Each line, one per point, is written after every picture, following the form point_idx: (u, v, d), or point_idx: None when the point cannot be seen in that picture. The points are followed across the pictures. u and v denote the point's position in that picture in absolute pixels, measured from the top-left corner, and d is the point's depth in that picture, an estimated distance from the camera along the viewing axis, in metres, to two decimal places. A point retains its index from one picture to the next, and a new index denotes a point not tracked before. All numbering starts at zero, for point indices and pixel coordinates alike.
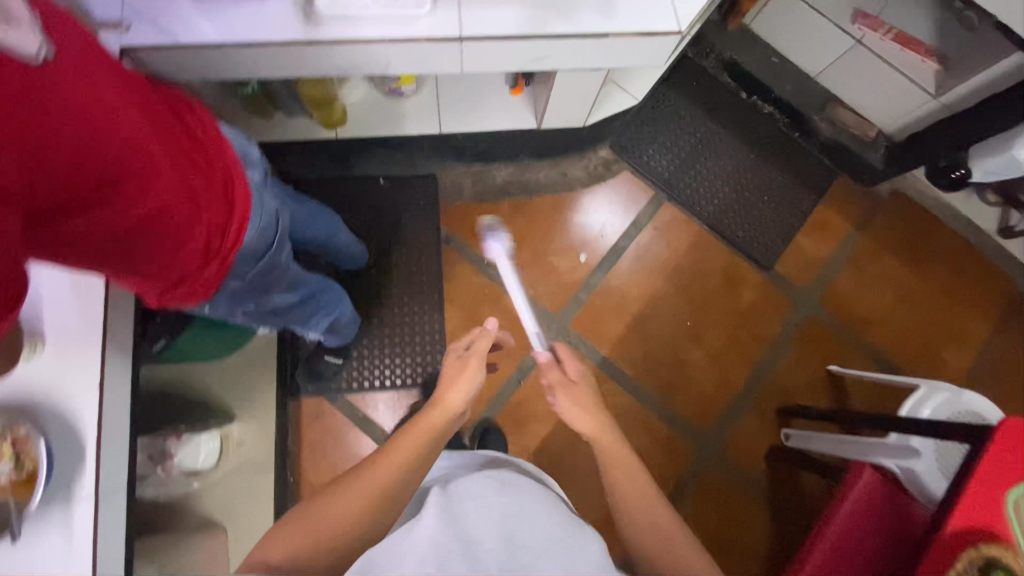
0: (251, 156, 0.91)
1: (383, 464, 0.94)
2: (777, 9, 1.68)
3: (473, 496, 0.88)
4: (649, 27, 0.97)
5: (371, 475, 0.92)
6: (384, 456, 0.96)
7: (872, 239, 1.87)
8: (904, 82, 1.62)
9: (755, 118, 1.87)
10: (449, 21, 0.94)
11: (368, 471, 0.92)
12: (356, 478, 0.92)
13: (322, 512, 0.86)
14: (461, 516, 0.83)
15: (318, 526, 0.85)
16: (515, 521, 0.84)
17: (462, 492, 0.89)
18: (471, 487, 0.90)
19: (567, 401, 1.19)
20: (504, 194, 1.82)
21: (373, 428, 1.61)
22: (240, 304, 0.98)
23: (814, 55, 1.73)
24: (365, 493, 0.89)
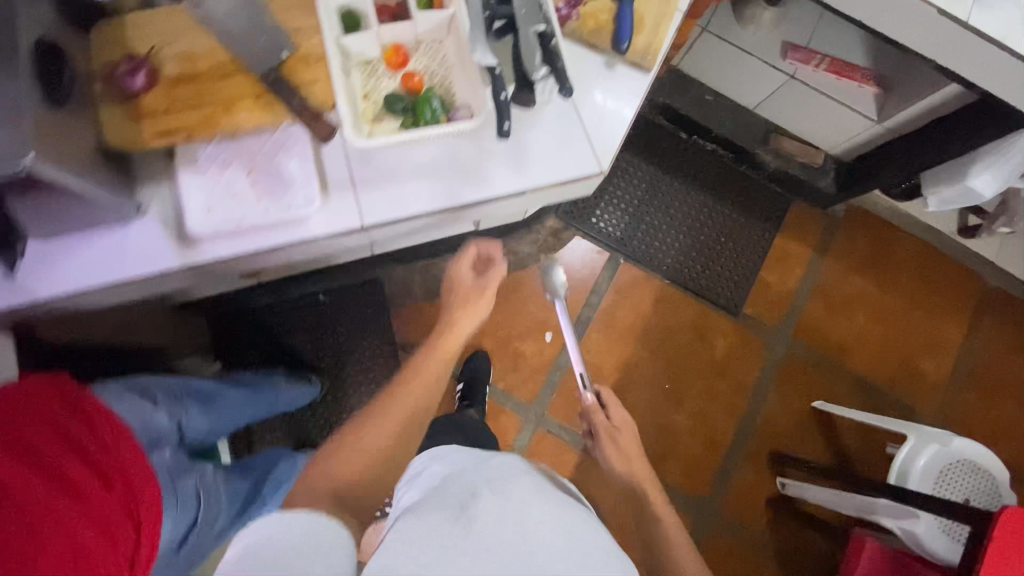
0: (146, 427, 0.82)
1: (429, 368, 0.97)
2: (703, 50, 1.59)
3: (514, 494, 0.75)
4: (573, 173, 0.89)
5: (414, 392, 0.94)
6: (422, 367, 0.98)
7: (835, 261, 1.82)
8: (844, 110, 1.54)
9: (698, 159, 1.80)
10: (346, 210, 0.84)
11: (411, 389, 0.94)
12: (402, 391, 0.94)
13: (391, 459, 0.89)
14: (493, 517, 0.71)
15: (366, 449, 0.87)
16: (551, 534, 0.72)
17: (498, 487, 0.76)
18: (509, 481, 0.78)
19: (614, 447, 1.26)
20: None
21: None
22: None
23: (747, 90, 1.65)
24: (409, 404, 0.93)
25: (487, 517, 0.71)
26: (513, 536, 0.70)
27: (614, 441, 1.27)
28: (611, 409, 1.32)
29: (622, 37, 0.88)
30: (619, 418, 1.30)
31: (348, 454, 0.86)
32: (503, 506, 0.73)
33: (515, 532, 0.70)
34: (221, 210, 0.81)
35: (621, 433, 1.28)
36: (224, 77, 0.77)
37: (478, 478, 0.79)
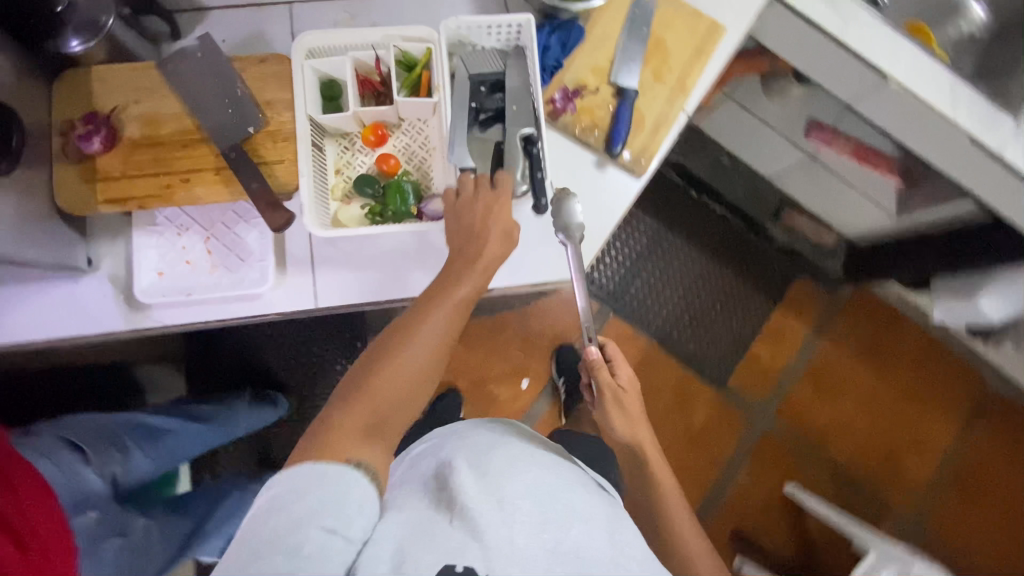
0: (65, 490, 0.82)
1: (449, 306, 0.71)
2: (725, 114, 1.50)
3: (508, 469, 0.71)
4: (540, 278, 0.86)
5: (440, 318, 0.70)
6: (438, 305, 0.71)
7: (831, 343, 1.76)
8: (861, 199, 1.43)
9: (707, 220, 1.73)
10: (301, 290, 0.81)
11: (423, 324, 0.70)
12: (404, 347, 0.68)
13: (403, 343, 0.68)
14: (498, 497, 0.67)
15: (386, 398, 0.65)
16: (557, 499, 0.70)
17: (489, 467, 0.71)
18: (494, 458, 0.73)
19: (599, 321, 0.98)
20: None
21: None
22: None
23: (767, 159, 1.56)
24: (410, 375, 0.67)
25: (490, 500, 0.67)
26: (520, 510, 0.67)
27: (614, 403, 1.01)
28: (615, 363, 1.02)
29: (617, 139, 0.84)
30: (628, 380, 1.01)
31: (369, 390, 0.65)
32: (503, 486, 0.69)
33: (517, 506, 0.67)
34: (171, 278, 0.79)
35: (625, 393, 1.01)
36: (184, 146, 0.73)
37: (467, 464, 0.72)
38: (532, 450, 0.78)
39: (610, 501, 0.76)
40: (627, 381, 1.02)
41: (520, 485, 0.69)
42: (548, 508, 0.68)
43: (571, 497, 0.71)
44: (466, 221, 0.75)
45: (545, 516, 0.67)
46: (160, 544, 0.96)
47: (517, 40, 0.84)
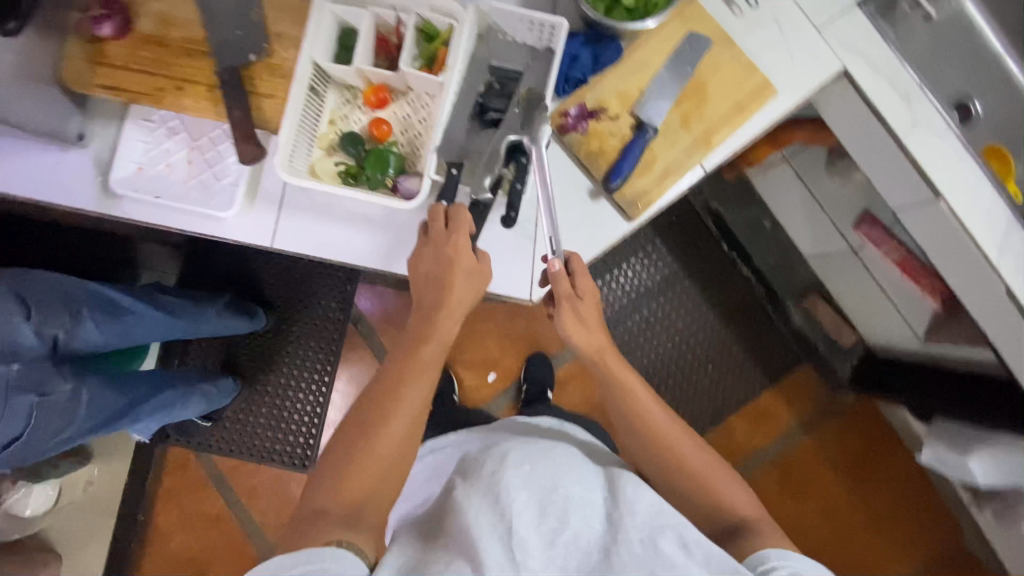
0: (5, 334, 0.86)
1: (424, 375, 0.73)
2: (777, 177, 1.42)
3: (502, 467, 0.69)
4: (498, 288, 0.85)
5: (416, 392, 0.71)
6: (411, 371, 0.72)
7: (813, 444, 1.66)
8: (891, 310, 1.33)
9: (729, 278, 1.64)
10: (263, 224, 0.82)
11: (403, 391, 0.71)
12: (382, 421, 0.69)
13: (382, 421, 0.69)
14: (494, 499, 0.65)
15: (359, 484, 0.67)
16: (561, 491, 0.67)
17: (485, 475, 0.69)
18: (489, 461, 0.71)
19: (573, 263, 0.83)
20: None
21: (229, 492, 1.61)
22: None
23: (807, 237, 1.46)
24: (380, 458, 0.68)
25: (491, 511, 0.64)
26: (519, 507, 0.64)
27: (570, 313, 0.80)
28: (577, 281, 0.81)
29: (616, 175, 0.80)
30: (587, 289, 0.81)
31: (347, 473, 0.67)
32: (498, 488, 0.66)
33: (515, 504, 0.64)
34: (148, 176, 0.80)
35: (582, 303, 0.80)
36: (188, 55, 0.75)
37: (462, 481, 0.71)
38: (539, 446, 0.75)
39: (614, 475, 0.72)
40: (585, 290, 0.81)
41: (518, 478, 0.67)
42: (549, 501, 0.66)
43: (571, 488, 0.68)
44: (437, 242, 0.75)
45: (545, 509, 0.65)
46: (83, 414, 1.00)
47: (549, 43, 0.80)
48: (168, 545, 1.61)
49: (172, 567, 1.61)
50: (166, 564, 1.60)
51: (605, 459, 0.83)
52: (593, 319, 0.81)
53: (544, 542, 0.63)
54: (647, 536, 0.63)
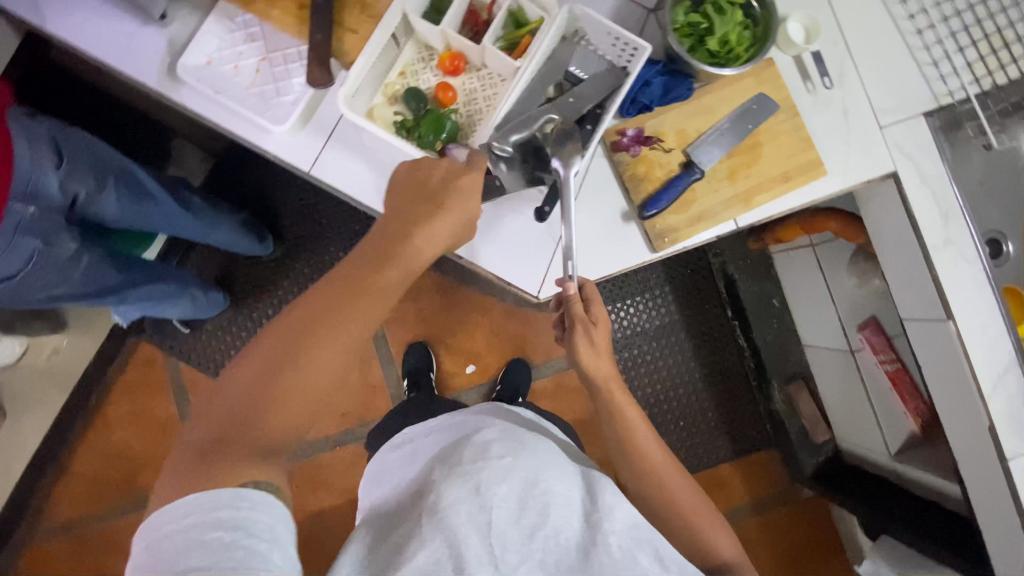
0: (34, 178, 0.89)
1: (370, 306, 0.72)
2: (800, 260, 1.44)
3: (484, 459, 0.74)
4: (509, 277, 0.87)
5: (360, 318, 0.71)
6: (352, 307, 0.71)
7: (759, 529, 1.65)
8: (872, 419, 1.34)
9: (724, 343, 1.65)
10: (307, 149, 0.83)
11: (342, 316, 0.70)
12: (313, 346, 0.68)
13: (304, 351, 0.68)
14: (477, 488, 0.70)
15: (284, 398, 0.66)
16: (544, 488, 0.71)
17: (466, 470, 0.73)
18: (469, 452, 0.76)
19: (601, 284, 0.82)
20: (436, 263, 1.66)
21: (185, 402, 1.61)
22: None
23: (811, 325, 1.48)
24: (290, 394, 0.67)
25: (467, 492, 0.70)
26: (500, 497, 0.69)
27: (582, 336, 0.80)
28: (595, 309, 0.81)
29: (654, 204, 0.82)
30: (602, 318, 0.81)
31: (262, 409, 0.65)
32: (480, 478, 0.71)
33: (496, 495, 0.69)
34: (215, 71, 0.82)
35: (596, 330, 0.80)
36: None
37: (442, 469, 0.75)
38: (514, 444, 0.77)
39: (594, 482, 0.76)
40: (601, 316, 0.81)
41: (498, 471, 0.72)
42: (530, 495, 0.70)
43: (558, 487, 0.72)
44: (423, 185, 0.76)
45: (526, 504, 0.69)
46: (80, 278, 1.01)
47: (626, 62, 0.82)
48: (112, 438, 1.61)
49: (108, 457, 1.61)
50: (103, 452, 1.60)
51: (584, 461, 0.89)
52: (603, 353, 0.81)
53: (521, 530, 0.68)
54: (622, 538, 0.68)
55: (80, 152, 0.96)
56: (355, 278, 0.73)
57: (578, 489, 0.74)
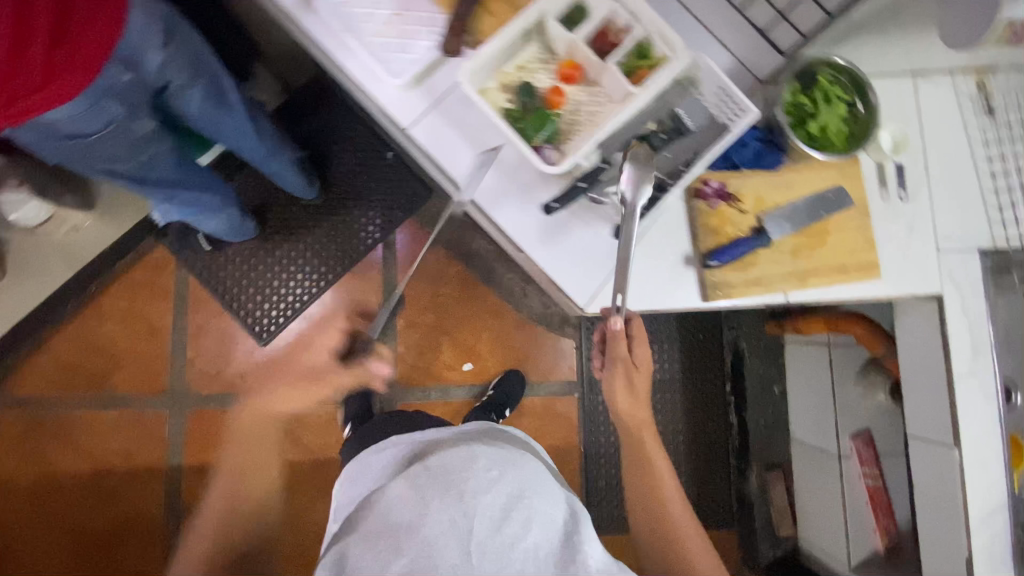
0: (140, 48, 0.87)
1: (248, 454, 1.06)
2: (812, 357, 1.46)
3: (471, 466, 0.79)
4: (563, 282, 0.89)
5: (230, 484, 1.02)
6: (246, 440, 1.08)
7: None
8: (842, 531, 1.36)
9: (715, 414, 1.67)
10: (413, 107, 0.87)
11: (227, 473, 1.04)
12: (225, 480, 1.03)
13: (238, 468, 1.05)
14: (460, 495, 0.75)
15: (222, 503, 1.01)
16: (528, 503, 0.77)
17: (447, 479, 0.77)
18: (457, 463, 0.80)
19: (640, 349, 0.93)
20: (465, 258, 1.70)
21: (183, 315, 1.61)
22: (58, 149, 0.93)
23: (804, 423, 1.50)
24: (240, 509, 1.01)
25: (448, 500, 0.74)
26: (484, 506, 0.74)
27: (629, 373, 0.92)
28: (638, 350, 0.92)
29: (719, 256, 0.85)
30: (644, 362, 0.93)
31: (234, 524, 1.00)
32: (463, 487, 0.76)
33: (481, 503, 0.74)
34: (346, 9, 0.85)
35: (637, 375, 0.93)
36: None
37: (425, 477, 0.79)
38: (500, 463, 0.82)
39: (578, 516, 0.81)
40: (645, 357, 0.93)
41: (483, 480, 0.78)
42: (514, 508, 0.75)
43: (540, 509, 0.77)
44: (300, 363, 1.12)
45: (509, 515, 0.75)
46: (133, 155, 1.01)
47: (728, 120, 0.85)
48: (99, 330, 1.59)
49: (89, 346, 1.59)
50: (86, 340, 1.59)
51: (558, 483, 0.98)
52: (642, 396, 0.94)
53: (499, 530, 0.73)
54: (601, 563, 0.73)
55: (186, 41, 0.95)
56: (263, 398, 1.10)
57: (562, 508, 0.80)
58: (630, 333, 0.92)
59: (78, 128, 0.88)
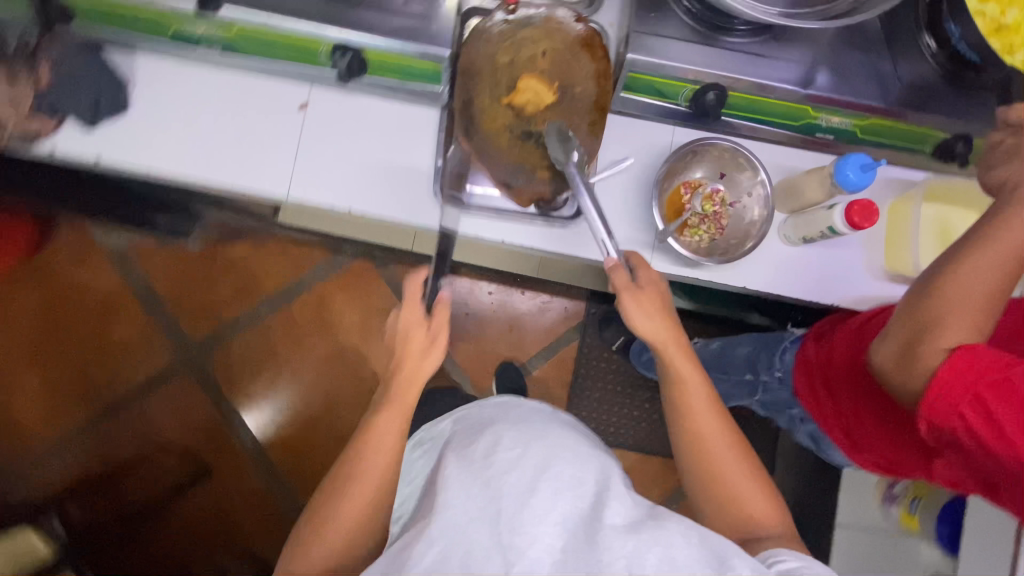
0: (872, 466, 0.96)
1: (387, 434, 0.72)
2: None
3: (494, 450, 0.63)
4: None
5: (385, 443, 0.72)
6: (410, 353, 0.79)
7: None
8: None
9: None
10: None
11: (363, 462, 0.71)
12: (374, 422, 0.74)
13: (365, 442, 0.72)
14: (484, 482, 0.58)
15: (364, 468, 0.70)
16: (554, 471, 0.58)
17: (469, 438, 0.70)
18: (483, 442, 0.66)
19: (636, 312, 0.71)
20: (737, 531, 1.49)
21: (539, 359, 1.67)
22: (772, 396, 0.97)
23: None
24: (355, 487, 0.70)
25: (473, 490, 0.58)
26: (508, 487, 0.57)
27: (629, 304, 0.72)
28: (641, 274, 0.74)
29: None
30: (653, 285, 0.74)
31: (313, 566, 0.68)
32: (490, 472, 0.59)
33: (506, 484, 0.57)
34: None
35: (643, 292, 0.72)
36: None
37: (455, 460, 0.65)
38: (504, 418, 0.74)
39: (607, 468, 0.64)
40: (648, 282, 0.74)
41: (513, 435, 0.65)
42: (539, 480, 0.57)
43: (566, 474, 0.59)
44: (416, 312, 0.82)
45: (536, 487, 0.57)
46: (760, 407, 1.06)
47: None
48: (487, 310, 1.67)
49: (467, 305, 1.66)
50: (469, 299, 1.66)
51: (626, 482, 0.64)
52: (648, 310, 0.72)
53: (528, 523, 0.53)
54: (626, 515, 0.55)
55: None
56: (397, 400, 0.75)
57: (592, 471, 0.61)
58: (633, 268, 0.75)
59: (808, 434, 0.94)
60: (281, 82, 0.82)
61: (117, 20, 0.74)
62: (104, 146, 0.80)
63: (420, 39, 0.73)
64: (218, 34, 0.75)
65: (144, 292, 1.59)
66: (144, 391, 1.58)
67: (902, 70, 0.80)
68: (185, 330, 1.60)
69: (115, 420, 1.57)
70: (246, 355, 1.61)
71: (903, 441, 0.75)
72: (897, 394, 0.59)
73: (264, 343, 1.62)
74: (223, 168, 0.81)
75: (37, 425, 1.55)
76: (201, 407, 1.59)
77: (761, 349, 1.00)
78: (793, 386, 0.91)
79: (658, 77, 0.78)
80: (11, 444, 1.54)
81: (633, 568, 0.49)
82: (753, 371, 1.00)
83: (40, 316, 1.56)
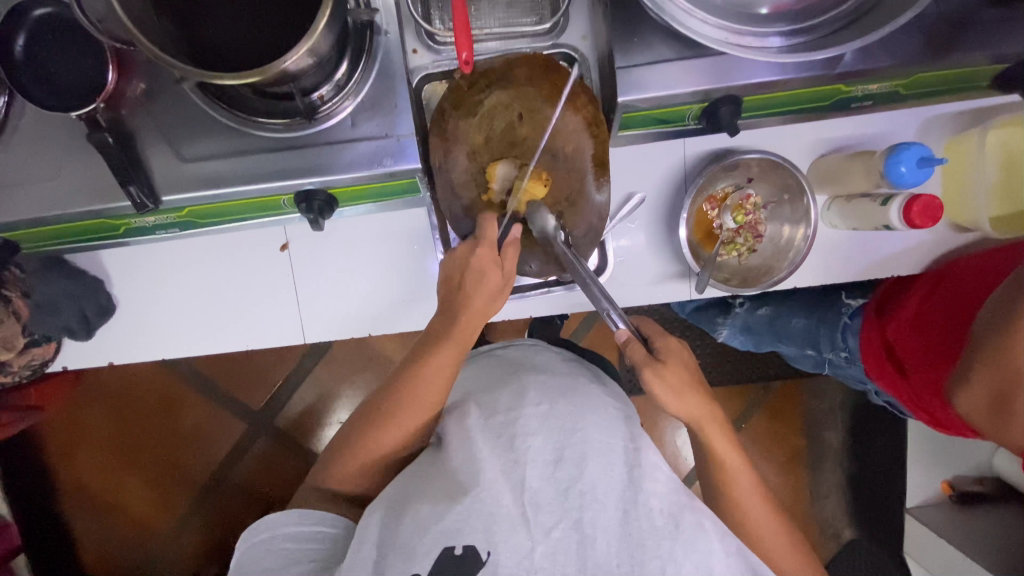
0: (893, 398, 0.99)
1: (402, 422, 0.65)
2: None
3: (520, 404, 0.61)
4: None
5: (396, 432, 0.65)
6: (408, 377, 0.65)
7: None
8: None
9: None
10: None
11: (364, 447, 0.66)
12: (378, 423, 0.65)
13: (372, 430, 0.66)
14: (510, 440, 0.58)
15: (369, 459, 0.66)
16: (584, 437, 0.57)
17: (495, 383, 0.67)
18: (507, 392, 0.65)
19: (661, 389, 0.66)
20: (811, 440, 1.35)
21: None
22: (843, 365, 0.89)
23: None
24: (373, 453, 0.66)
25: (497, 450, 0.57)
26: (534, 454, 0.56)
27: (651, 379, 0.65)
28: (659, 345, 0.68)
29: None
30: (678, 360, 0.67)
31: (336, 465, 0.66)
32: (515, 429, 0.59)
33: (532, 449, 0.57)
34: None
35: (667, 367, 0.65)
36: None
37: (478, 410, 0.63)
38: (532, 357, 0.72)
39: (634, 429, 0.62)
40: (671, 354, 0.67)
41: (540, 411, 0.60)
42: (568, 447, 0.56)
43: (596, 458, 0.56)
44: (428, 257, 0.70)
45: (564, 456, 0.56)
46: (812, 367, 1.00)
47: None
48: None
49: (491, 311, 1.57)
50: None
51: (652, 453, 0.59)
52: (677, 387, 0.66)
53: (556, 497, 0.53)
54: (664, 500, 0.54)
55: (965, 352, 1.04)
56: (410, 390, 0.65)
57: (623, 438, 0.59)
58: (649, 337, 0.69)
59: (870, 392, 0.92)
60: (250, 230, 0.76)
61: (65, 237, 0.69)
62: (110, 352, 0.80)
63: (380, 160, 0.63)
64: (170, 218, 0.68)
65: (192, 374, 1.30)
66: (232, 462, 1.30)
67: (948, 6, 0.62)
68: (238, 401, 1.29)
69: (210, 499, 1.30)
70: (316, 409, 1.29)
71: (922, 401, 0.75)
72: (989, 433, 0.62)
73: (318, 400, 1.29)
74: (231, 335, 0.79)
75: (148, 515, 1.30)
76: (297, 470, 1.30)
77: (818, 326, 0.90)
78: (861, 367, 0.85)
79: (654, 110, 0.67)
80: (129, 540, 1.30)
81: (667, 568, 0.50)
82: (814, 347, 0.91)
83: (114, 413, 1.29)
